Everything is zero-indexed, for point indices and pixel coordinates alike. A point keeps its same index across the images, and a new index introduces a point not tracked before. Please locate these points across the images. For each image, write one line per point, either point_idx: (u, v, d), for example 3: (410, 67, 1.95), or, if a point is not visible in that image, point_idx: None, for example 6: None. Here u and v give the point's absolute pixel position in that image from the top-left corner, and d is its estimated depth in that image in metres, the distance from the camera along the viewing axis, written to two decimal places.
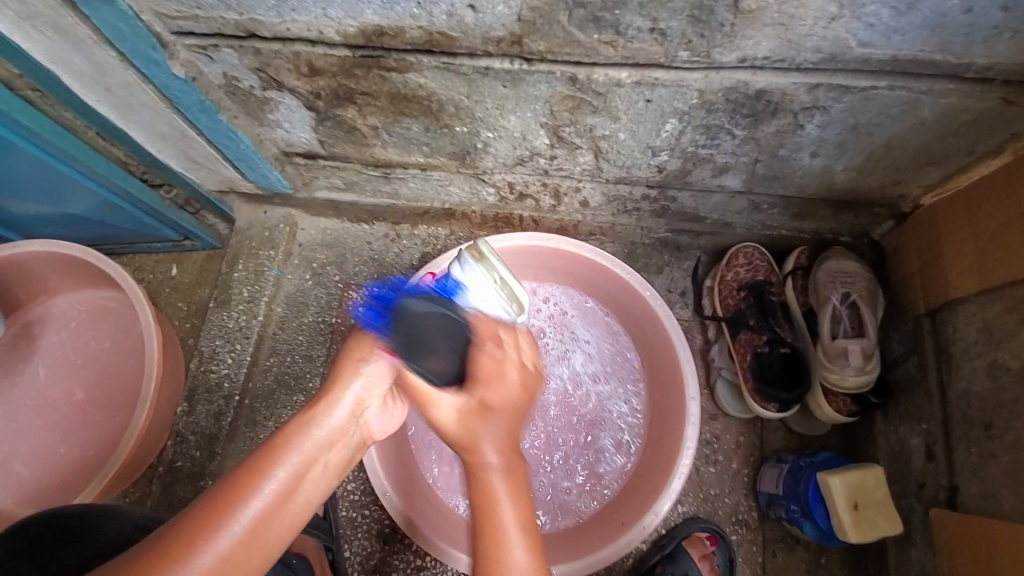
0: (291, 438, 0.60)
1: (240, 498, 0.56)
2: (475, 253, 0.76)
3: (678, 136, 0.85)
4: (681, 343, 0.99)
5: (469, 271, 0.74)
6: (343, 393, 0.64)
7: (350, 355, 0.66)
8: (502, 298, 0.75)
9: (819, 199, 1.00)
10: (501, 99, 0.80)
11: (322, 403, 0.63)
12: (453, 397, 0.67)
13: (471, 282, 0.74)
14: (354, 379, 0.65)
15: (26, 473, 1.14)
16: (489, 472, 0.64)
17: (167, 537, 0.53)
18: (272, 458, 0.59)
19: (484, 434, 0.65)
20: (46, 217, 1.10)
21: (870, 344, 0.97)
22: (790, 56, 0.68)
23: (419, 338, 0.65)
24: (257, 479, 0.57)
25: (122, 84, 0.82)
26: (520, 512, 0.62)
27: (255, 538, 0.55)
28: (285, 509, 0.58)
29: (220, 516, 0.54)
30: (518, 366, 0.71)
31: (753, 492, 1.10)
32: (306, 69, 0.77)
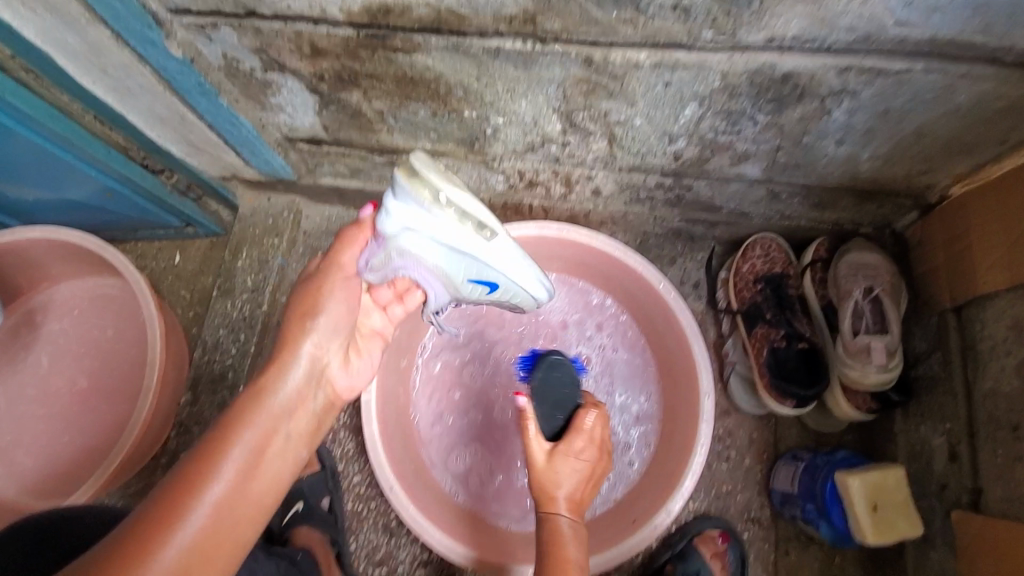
0: (247, 411, 0.60)
1: (202, 474, 0.54)
2: (408, 172, 0.62)
3: (696, 122, 0.81)
4: (696, 338, 0.96)
5: (400, 199, 0.63)
6: (296, 358, 0.64)
7: (295, 317, 0.65)
8: (449, 220, 0.64)
9: (842, 188, 0.96)
10: (513, 82, 0.76)
11: (273, 372, 0.63)
12: (550, 444, 0.77)
13: (405, 216, 0.63)
14: (306, 339, 0.64)
15: (30, 462, 1.14)
16: (562, 523, 0.74)
17: (131, 531, 0.51)
18: (229, 432, 0.58)
19: (562, 482, 0.75)
20: (45, 202, 1.07)
21: (893, 341, 0.94)
22: (820, 36, 0.64)
23: (545, 389, 0.82)
24: (215, 461, 0.56)
25: (118, 65, 0.78)
26: (580, 540, 0.73)
27: (221, 522, 0.54)
28: (249, 487, 0.57)
29: (180, 506, 0.52)
30: (605, 435, 0.80)
31: (767, 490, 1.07)
32: (308, 50, 0.74)
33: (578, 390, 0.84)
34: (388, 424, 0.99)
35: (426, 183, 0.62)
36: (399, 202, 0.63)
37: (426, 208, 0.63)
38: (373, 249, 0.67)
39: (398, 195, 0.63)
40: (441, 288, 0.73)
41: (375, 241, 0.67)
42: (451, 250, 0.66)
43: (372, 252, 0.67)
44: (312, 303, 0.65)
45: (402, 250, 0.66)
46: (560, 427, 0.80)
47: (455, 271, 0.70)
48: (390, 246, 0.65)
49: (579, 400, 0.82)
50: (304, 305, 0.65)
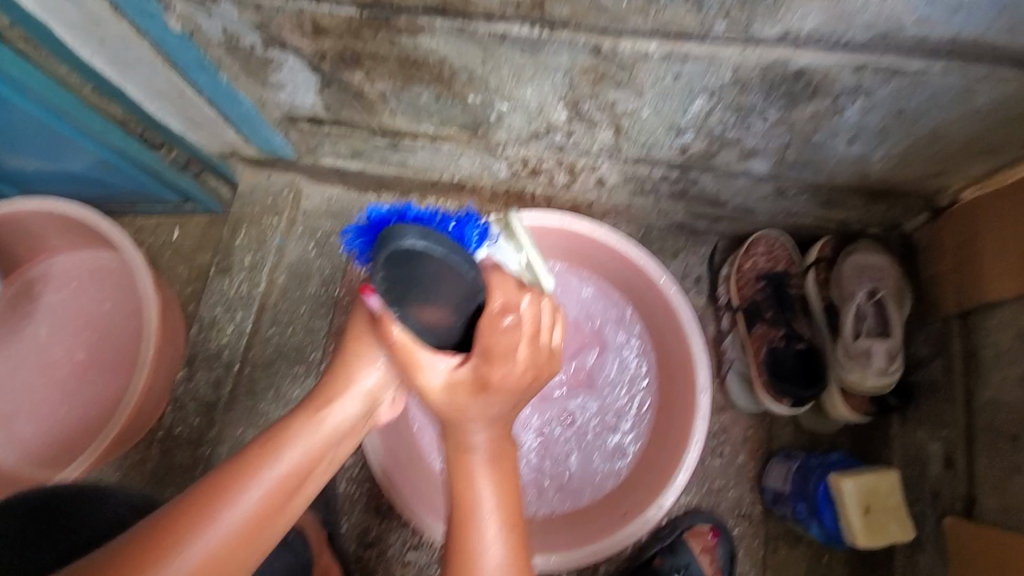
0: (296, 431, 0.55)
1: (237, 486, 0.52)
2: (503, 226, 0.71)
3: (706, 116, 0.79)
4: (696, 335, 0.95)
5: (494, 248, 0.69)
6: (352, 391, 0.59)
7: (359, 347, 0.60)
8: (522, 282, 0.71)
9: (851, 188, 0.94)
10: (519, 68, 0.74)
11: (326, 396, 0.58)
12: (450, 360, 0.58)
13: (493, 264, 0.69)
14: (365, 372, 0.59)
15: (28, 432, 1.14)
16: (473, 464, 0.60)
17: (154, 527, 0.50)
18: (274, 452, 0.54)
19: (473, 415, 0.59)
20: (43, 173, 1.06)
21: (895, 345, 0.92)
22: (838, 32, 0.62)
23: (408, 283, 0.54)
24: (249, 478, 0.53)
25: (115, 36, 0.76)
26: (504, 511, 0.60)
27: (245, 542, 0.52)
28: (280, 510, 0.54)
29: (206, 517, 0.51)
30: (530, 350, 0.61)
31: (759, 487, 1.07)
32: (310, 28, 0.72)
33: (457, 283, 0.57)
34: None
35: (518, 241, 0.71)
36: (495, 250, 0.69)
37: (499, 261, 0.69)
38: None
39: (491, 243, 0.69)
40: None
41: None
42: None
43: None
44: (381, 334, 0.60)
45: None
46: (462, 339, 0.60)
47: None
48: None
49: (472, 294, 0.58)
50: (368, 336, 0.60)
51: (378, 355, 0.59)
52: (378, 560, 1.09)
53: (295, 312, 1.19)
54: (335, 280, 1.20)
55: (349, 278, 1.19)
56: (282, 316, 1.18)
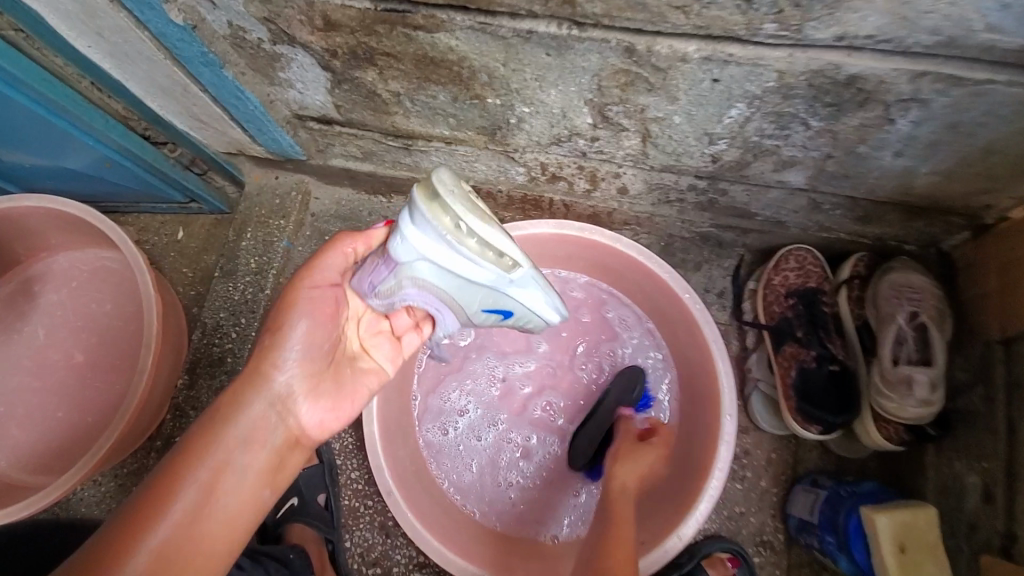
0: (198, 447, 0.60)
1: (146, 512, 0.56)
2: (426, 189, 0.56)
3: (742, 124, 0.73)
4: (721, 355, 0.90)
5: (416, 222, 0.56)
6: (255, 391, 0.63)
7: (258, 345, 0.64)
8: (468, 253, 0.56)
9: (892, 203, 0.88)
10: (543, 69, 0.69)
11: (230, 402, 0.63)
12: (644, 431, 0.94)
13: (418, 238, 0.57)
14: (266, 372, 0.63)
15: (23, 436, 1.11)
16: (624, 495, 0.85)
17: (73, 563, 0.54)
18: (181, 469, 0.59)
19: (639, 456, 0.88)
20: (42, 170, 1.02)
21: (938, 373, 0.85)
22: (898, 37, 0.57)
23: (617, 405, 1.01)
24: (162, 501, 0.57)
25: (114, 29, 0.71)
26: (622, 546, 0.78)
27: (161, 565, 0.55)
28: (196, 528, 0.57)
29: (115, 547, 0.54)
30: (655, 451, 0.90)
31: (782, 514, 1.02)
32: (321, 22, 0.67)
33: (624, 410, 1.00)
34: (386, 425, 0.94)
35: (445, 206, 0.54)
36: (414, 220, 0.57)
37: (422, 242, 0.57)
38: (383, 274, 0.64)
39: (412, 213, 0.57)
40: (451, 316, 0.68)
41: (384, 264, 0.64)
42: (460, 282, 0.61)
43: (382, 277, 0.64)
44: (276, 328, 0.64)
45: (412, 278, 0.62)
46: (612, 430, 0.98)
47: (470, 301, 0.64)
48: (401, 273, 0.62)
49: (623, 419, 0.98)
50: (268, 330, 0.65)
51: (271, 350, 0.64)
52: None
53: None
54: None
55: None
56: None
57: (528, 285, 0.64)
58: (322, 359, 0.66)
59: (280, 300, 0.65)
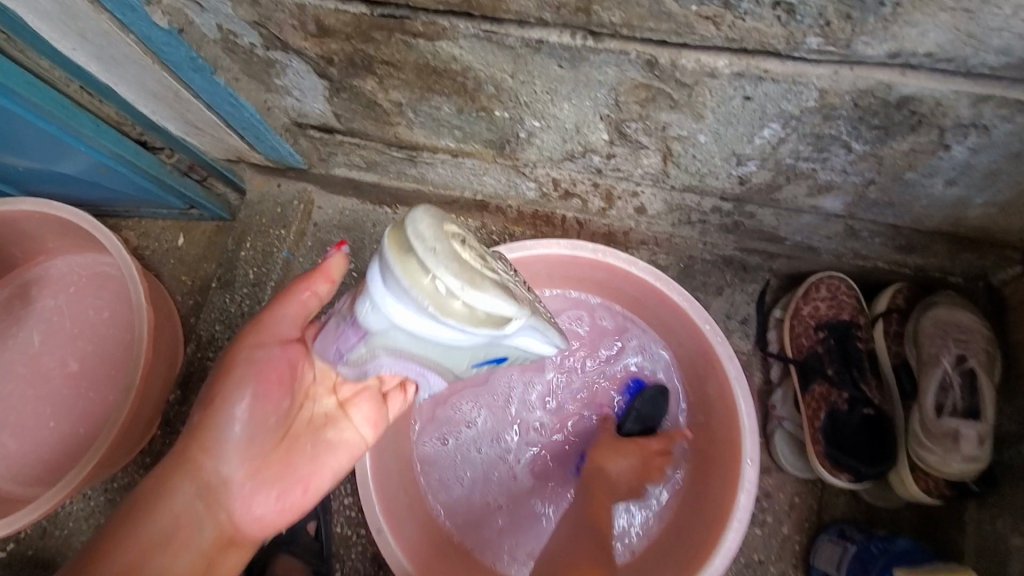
0: (122, 535, 0.59)
1: None
2: (401, 244, 0.47)
3: (776, 145, 0.66)
4: (744, 394, 0.82)
5: (391, 286, 0.48)
6: (188, 474, 0.62)
7: (199, 421, 0.63)
8: (451, 322, 0.47)
9: (939, 232, 0.80)
10: (555, 82, 0.63)
11: (161, 485, 0.62)
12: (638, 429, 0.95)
13: (393, 302, 0.49)
14: (202, 452, 0.63)
15: (12, 445, 1.08)
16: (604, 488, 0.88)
17: None
18: (98, 561, 0.57)
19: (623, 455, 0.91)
20: (37, 173, 0.99)
21: (986, 427, 0.77)
22: (962, 55, 0.49)
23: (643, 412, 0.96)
24: None
25: (97, 31, 0.66)
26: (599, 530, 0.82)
27: None
28: None
29: None
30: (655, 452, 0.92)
31: (805, 565, 0.94)
32: (314, 28, 0.62)
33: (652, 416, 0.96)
34: (383, 452, 0.87)
35: (422, 267, 0.46)
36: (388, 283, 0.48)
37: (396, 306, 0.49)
38: (352, 340, 0.57)
39: (386, 275, 0.48)
40: (436, 377, 0.59)
41: (354, 328, 0.56)
42: (445, 346, 0.52)
43: (351, 344, 0.57)
44: (220, 401, 0.63)
45: (386, 345, 0.55)
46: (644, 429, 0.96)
47: (459, 361, 0.57)
48: (371, 341, 0.55)
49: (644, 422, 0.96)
50: (209, 403, 0.64)
51: (211, 428, 0.63)
52: None
53: None
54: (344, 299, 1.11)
55: None
56: None
57: (526, 334, 0.55)
58: (266, 441, 0.65)
59: (221, 373, 0.64)
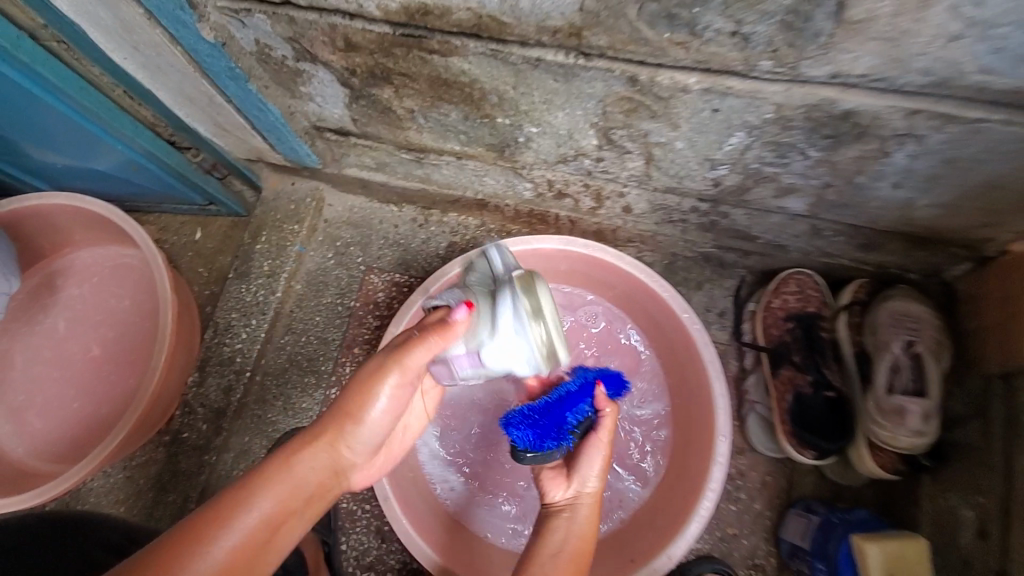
0: (268, 479, 0.56)
1: (192, 555, 0.49)
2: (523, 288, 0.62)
3: (742, 151, 0.76)
4: (717, 376, 0.91)
5: (516, 316, 0.61)
6: (335, 442, 0.60)
7: (352, 397, 0.61)
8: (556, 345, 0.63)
9: (892, 232, 0.90)
10: (551, 93, 0.72)
11: (305, 446, 0.59)
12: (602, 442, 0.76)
13: (515, 330, 0.61)
14: (351, 423, 0.61)
15: (39, 424, 1.16)
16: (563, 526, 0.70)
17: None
18: (250, 501, 0.54)
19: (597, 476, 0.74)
20: (71, 170, 1.08)
21: (932, 404, 0.86)
22: (891, 76, 0.59)
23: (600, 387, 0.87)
24: (218, 532, 0.51)
25: (149, 43, 0.75)
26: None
27: None
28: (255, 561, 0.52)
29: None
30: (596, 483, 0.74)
31: (774, 538, 1.02)
32: (342, 43, 0.71)
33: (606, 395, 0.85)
34: None
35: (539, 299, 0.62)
36: (517, 315, 0.61)
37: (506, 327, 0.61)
38: (463, 362, 0.64)
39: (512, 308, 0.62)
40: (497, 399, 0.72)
41: (467, 355, 0.63)
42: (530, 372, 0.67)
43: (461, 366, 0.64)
44: (374, 385, 0.60)
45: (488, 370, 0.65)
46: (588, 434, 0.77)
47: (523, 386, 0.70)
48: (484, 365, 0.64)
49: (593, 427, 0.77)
50: (368, 381, 0.60)
51: (369, 402, 0.61)
52: None
53: (309, 321, 1.18)
54: (352, 290, 1.20)
55: (365, 290, 1.19)
56: (297, 323, 1.19)
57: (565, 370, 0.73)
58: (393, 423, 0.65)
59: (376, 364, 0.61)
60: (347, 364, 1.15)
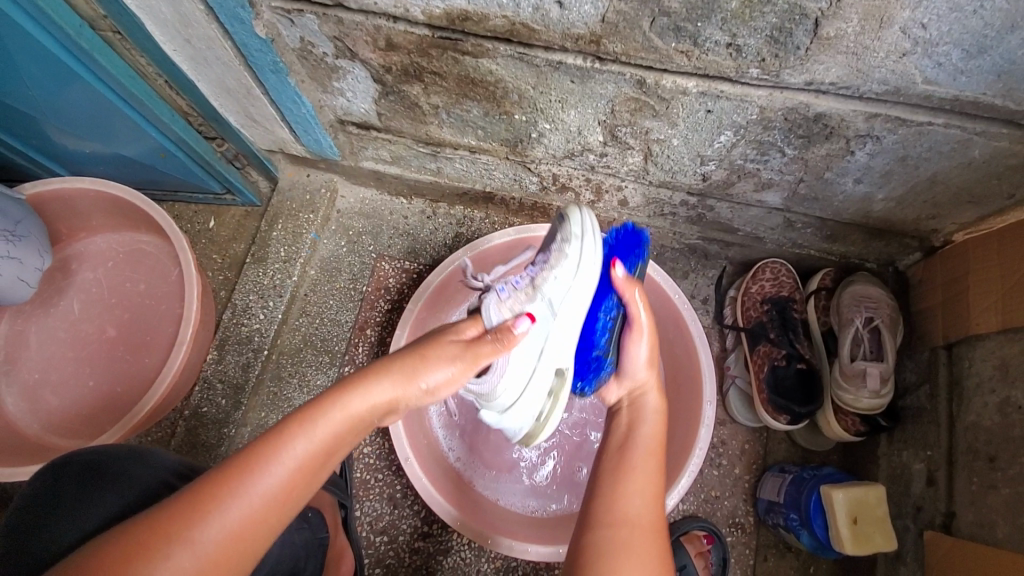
0: (322, 424, 0.57)
1: (242, 480, 0.53)
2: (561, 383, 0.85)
3: (730, 148, 0.87)
4: (704, 349, 1.02)
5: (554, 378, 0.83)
6: (381, 401, 0.61)
7: (403, 362, 0.63)
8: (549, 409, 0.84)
9: (855, 224, 1.03)
10: (567, 93, 0.82)
11: (359, 397, 0.60)
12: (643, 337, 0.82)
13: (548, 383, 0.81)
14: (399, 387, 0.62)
15: (54, 402, 1.19)
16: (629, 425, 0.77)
17: (169, 507, 0.52)
18: (298, 438, 0.56)
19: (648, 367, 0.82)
20: (97, 155, 1.13)
21: (888, 369, 0.99)
22: (855, 84, 0.71)
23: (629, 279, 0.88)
24: (262, 463, 0.54)
25: (202, 37, 0.83)
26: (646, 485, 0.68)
27: (246, 523, 0.53)
28: (292, 493, 0.56)
29: (211, 502, 0.52)
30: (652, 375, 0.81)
31: (753, 499, 1.14)
32: (383, 43, 0.80)
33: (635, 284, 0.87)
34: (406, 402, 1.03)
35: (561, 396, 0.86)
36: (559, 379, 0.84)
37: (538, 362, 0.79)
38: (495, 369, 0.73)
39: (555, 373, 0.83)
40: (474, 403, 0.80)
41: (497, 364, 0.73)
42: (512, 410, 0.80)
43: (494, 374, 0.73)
44: (425, 361, 0.63)
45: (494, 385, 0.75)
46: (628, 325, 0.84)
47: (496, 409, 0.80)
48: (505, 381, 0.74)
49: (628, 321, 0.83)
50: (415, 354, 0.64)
51: (417, 370, 0.63)
52: (387, 547, 1.12)
53: (322, 305, 1.26)
54: (364, 276, 1.27)
55: (376, 276, 1.27)
56: (311, 307, 1.26)
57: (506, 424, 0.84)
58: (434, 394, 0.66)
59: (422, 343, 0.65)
60: (361, 345, 1.24)
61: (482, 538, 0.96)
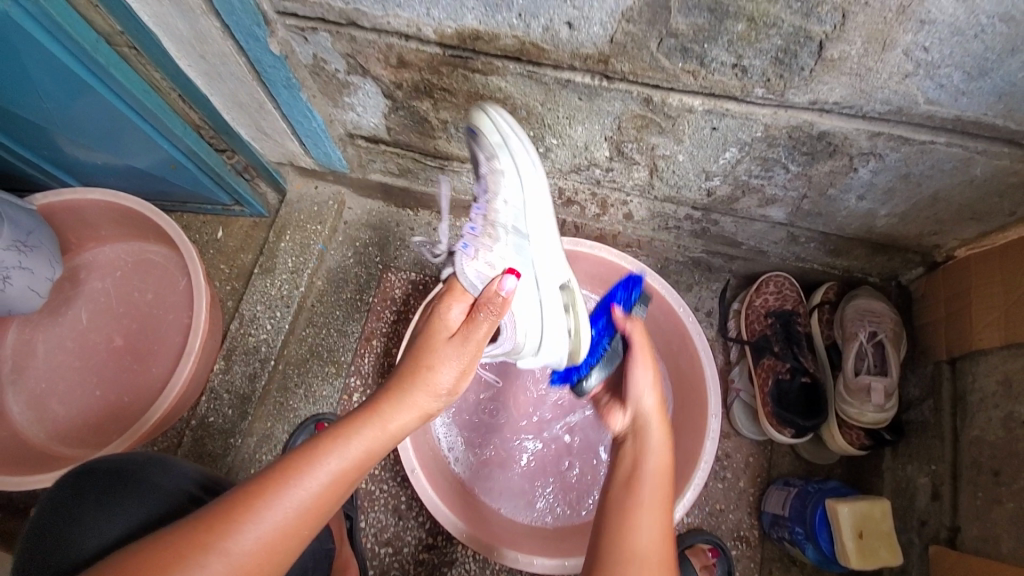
0: (357, 435, 0.61)
1: (278, 492, 0.56)
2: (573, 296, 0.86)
3: (734, 164, 0.88)
4: (709, 362, 1.03)
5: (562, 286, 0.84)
6: (408, 409, 0.64)
7: (420, 365, 0.65)
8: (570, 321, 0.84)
9: (858, 239, 1.04)
10: (574, 110, 0.84)
11: (388, 407, 0.64)
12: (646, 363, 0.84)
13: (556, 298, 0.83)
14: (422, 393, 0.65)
15: (60, 410, 1.20)
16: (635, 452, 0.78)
17: (206, 514, 0.55)
18: (335, 448, 0.59)
19: (647, 390, 0.83)
20: (108, 167, 1.15)
21: (892, 384, 0.99)
22: (858, 104, 0.72)
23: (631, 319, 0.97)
24: (296, 476, 0.57)
25: (217, 53, 0.84)
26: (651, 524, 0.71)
27: (283, 531, 0.56)
28: (327, 500, 0.59)
29: (247, 513, 0.54)
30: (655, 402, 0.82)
31: (757, 512, 1.14)
32: (395, 60, 0.81)
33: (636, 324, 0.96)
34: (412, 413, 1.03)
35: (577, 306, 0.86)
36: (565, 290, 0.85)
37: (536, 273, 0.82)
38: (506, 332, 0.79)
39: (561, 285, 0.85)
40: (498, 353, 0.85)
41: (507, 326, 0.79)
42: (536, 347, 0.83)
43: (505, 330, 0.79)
44: (434, 354, 0.66)
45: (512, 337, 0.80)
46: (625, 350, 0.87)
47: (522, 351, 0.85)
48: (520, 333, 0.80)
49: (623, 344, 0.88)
50: (424, 349, 0.67)
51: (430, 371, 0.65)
52: (392, 559, 1.12)
53: (329, 315, 1.27)
54: (370, 287, 1.29)
55: (383, 287, 1.28)
56: (317, 317, 1.27)
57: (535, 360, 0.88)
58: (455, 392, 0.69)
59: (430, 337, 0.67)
60: (367, 356, 1.25)
61: (488, 550, 0.95)
